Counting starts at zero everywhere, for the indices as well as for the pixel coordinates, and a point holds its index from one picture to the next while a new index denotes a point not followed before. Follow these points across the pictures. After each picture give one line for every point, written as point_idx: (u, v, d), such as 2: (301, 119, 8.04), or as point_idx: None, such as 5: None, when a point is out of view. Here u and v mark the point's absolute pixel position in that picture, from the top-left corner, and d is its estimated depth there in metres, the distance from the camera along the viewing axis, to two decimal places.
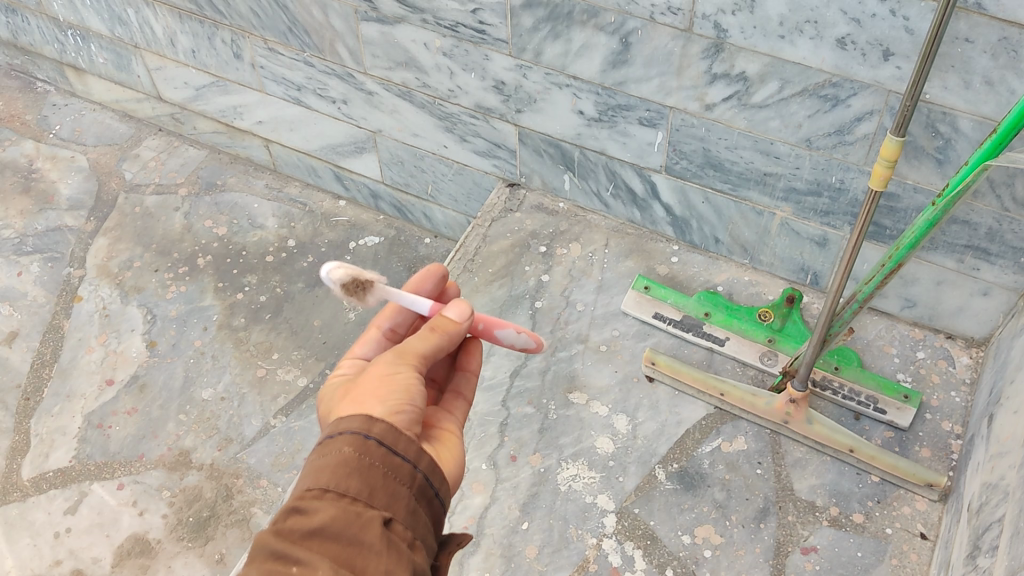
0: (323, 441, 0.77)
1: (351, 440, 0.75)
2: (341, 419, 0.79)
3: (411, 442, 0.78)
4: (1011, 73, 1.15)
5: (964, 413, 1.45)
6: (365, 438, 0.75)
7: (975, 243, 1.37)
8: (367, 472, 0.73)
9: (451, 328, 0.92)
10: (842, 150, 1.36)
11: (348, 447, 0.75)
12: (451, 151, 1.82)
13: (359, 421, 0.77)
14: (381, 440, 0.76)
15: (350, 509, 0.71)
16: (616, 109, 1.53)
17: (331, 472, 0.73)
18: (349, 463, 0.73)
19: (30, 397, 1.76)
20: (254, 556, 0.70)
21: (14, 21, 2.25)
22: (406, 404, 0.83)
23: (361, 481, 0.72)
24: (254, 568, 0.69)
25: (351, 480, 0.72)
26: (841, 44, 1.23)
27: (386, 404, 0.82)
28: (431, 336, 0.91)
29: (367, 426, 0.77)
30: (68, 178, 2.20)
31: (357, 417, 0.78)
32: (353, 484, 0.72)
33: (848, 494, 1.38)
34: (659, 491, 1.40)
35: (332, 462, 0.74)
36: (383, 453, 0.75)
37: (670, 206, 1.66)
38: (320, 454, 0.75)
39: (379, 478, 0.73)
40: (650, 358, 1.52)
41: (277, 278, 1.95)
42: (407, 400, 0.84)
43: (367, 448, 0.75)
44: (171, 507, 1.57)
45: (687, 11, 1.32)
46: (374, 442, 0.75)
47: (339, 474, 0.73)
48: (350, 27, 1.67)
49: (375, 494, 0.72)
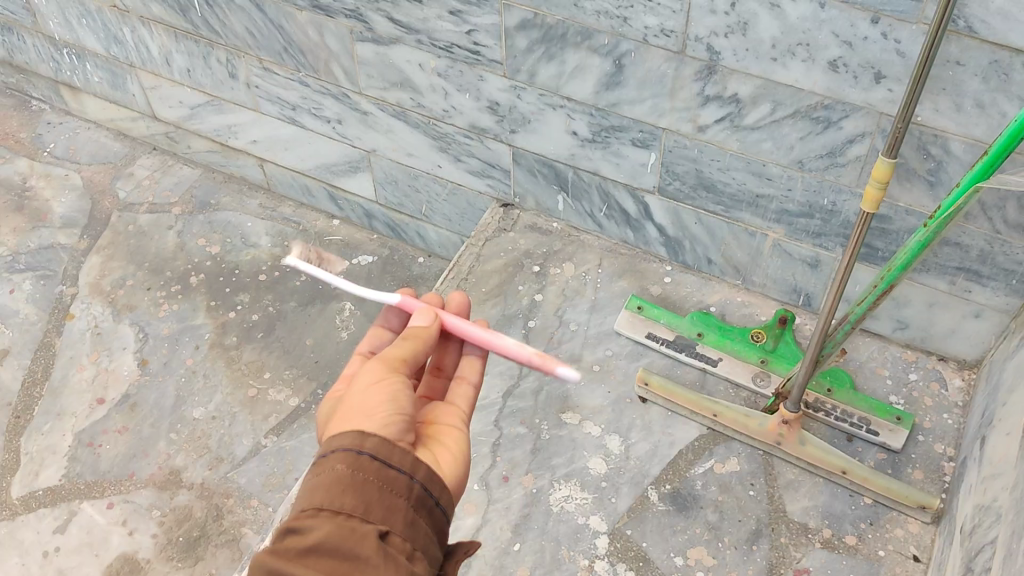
0: (316, 461, 0.77)
1: (344, 457, 0.75)
2: (333, 436, 0.79)
3: (406, 453, 0.77)
4: (1002, 96, 1.16)
5: (957, 435, 1.45)
6: (358, 454, 0.75)
7: (967, 265, 1.38)
8: (361, 487, 0.73)
9: (424, 334, 0.97)
10: (835, 172, 1.37)
11: (341, 464, 0.74)
12: (445, 171, 1.82)
13: (351, 438, 0.77)
14: (375, 454, 0.76)
15: (345, 524, 0.71)
16: (609, 130, 1.54)
17: (325, 490, 0.73)
18: (343, 479, 0.73)
19: (20, 415, 1.75)
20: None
21: (10, 40, 2.26)
22: (396, 413, 0.83)
23: (356, 497, 0.72)
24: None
25: (346, 496, 0.72)
26: (833, 67, 1.24)
27: (379, 416, 0.82)
28: (409, 342, 0.95)
29: (360, 442, 0.76)
30: (62, 196, 2.19)
31: (349, 433, 0.77)
32: (348, 500, 0.72)
33: (841, 516, 1.37)
34: (652, 512, 1.40)
35: (326, 480, 0.74)
36: (377, 467, 0.75)
37: (663, 226, 1.66)
38: (315, 473, 0.75)
39: (374, 492, 0.73)
40: (643, 378, 1.51)
41: (269, 297, 1.94)
42: (398, 411, 0.83)
43: (360, 463, 0.75)
44: (161, 527, 1.56)
45: (681, 33, 1.33)
46: (367, 456, 0.75)
47: (332, 491, 0.72)
48: (346, 47, 1.68)
49: (371, 508, 0.72)
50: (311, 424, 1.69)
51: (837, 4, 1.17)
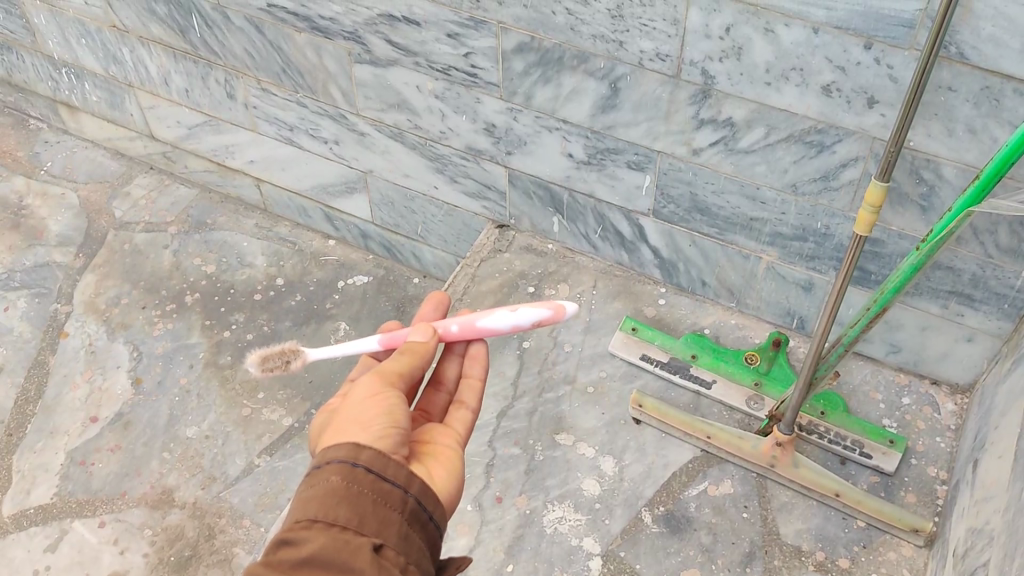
0: (310, 473, 0.77)
1: (339, 469, 0.75)
2: (328, 448, 0.79)
3: (401, 466, 0.78)
4: (993, 122, 1.17)
5: (950, 458, 1.46)
6: (352, 466, 0.75)
7: (960, 289, 1.39)
8: (355, 500, 0.73)
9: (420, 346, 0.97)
10: (828, 196, 1.38)
11: (335, 475, 0.75)
12: (441, 192, 1.83)
13: (346, 449, 0.77)
14: (369, 466, 0.76)
15: (339, 537, 0.71)
16: (604, 152, 1.55)
17: (319, 502, 0.73)
18: (338, 491, 0.73)
19: (13, 433, 1.75)
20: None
21: (9, 59, 2.27)
22: (391, 427, 0.83)
23: (349, 509, 0.72)
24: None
25: (340, 509, 0.72)
26: (827, 92, 1.26)
27: (374, 429, 0.82)
28: (405, 357, 0.94)
29: (354, 454, 0.77)
30: (59, 214, 2.19)
31: (343, 446, 0.78)
32: (342, 513, 0.72)
33: (834, 539, 1.38)
34: (646, 534, 1.40)
35: (320, 493, 0.74)
36: (371, 479, 0.75)
37: (658, 248, 1.67)
38: (308, 486, 0.75)
39: (369, 504, 0.73)
40: (637, 400, 1.52)
41: (264, 316, 1.94)
42: (393, 424, 0.84)
43: (355, 475, 0.75)
44: (153, 546, 1.56)
45: (676, 57, 1.34)
46: (362, 469, 0.75)
47: (327, 504, 0.72)
48: (344, 68, 1.69)
49: (365, 521, 0.72)
50: (304, 444, 1.69)
51: (830, 30, 1.19)
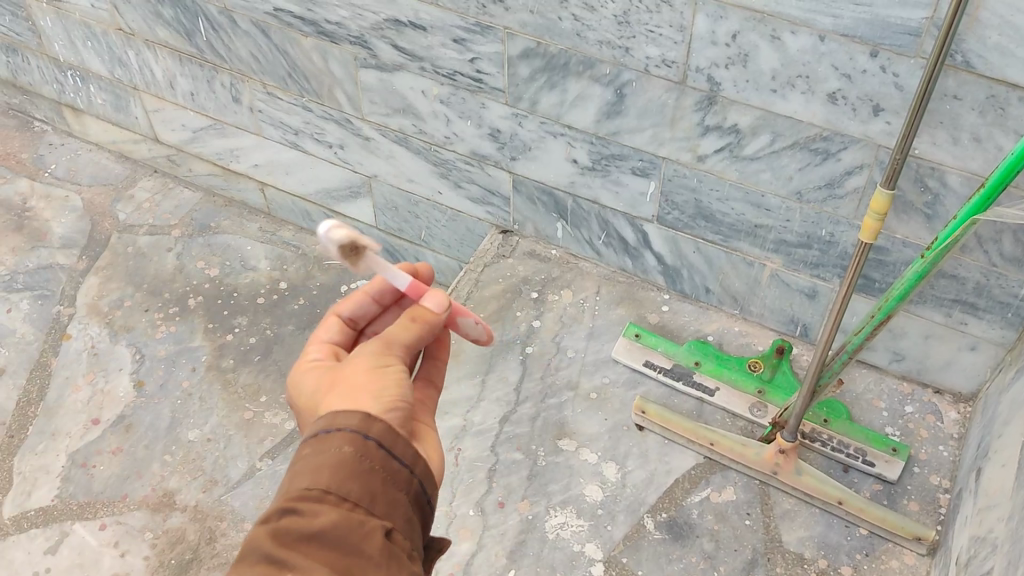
0: (317, 434, 0.75)
1: (351, 439, 0.74)
2: (337, 412, 0.77)
3: (408, 444, 0.77)
4: (999, 130, 1.18)
5: (953, 467, 1.46)
6: (365, 438, 0.74)
7: (963, 297, 1.39)
8: (367, 477, 0.72)
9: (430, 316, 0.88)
10: (833, 204, 1.38)
11: (348, 446, 0.73)
12: (446, 197, 1.83)
13: (358, 420, 0.75)
14: (380, 441, 0.75)
15: (351, 516, 0.70)
16: (609, 158, 1.55)
17: (331, 473, 0.72)
18: (350, 465, 0.72)
19: (14, 434, 1.74)
20: (248, 556, 0.70)
21: (15, 61, 2.27)
22: (397, 402, 0.80)
23: (361, 487, 0.72)
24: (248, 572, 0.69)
25: (353, 485, 0.71)
26: (832, 99, 1.26)
27: (381, 401, 0.80)
28: (413, 326, 0.87)
29: (365, 426, 0.75)
30: (62, 217, 2.19)
31: (354, 414, 0.76)
32: (354, 490, 0.71)
33: (836, 547, 1.37)
34: (648, 541, 1.39)
35: (331, 462, 0.72)
36: (382, 456, 0.74)
37: (661, 255, 1.67)
38: (317, 450, 0.74)
39: (379, 484, 0.73)
40: (639, 407, 1.52)
41: (267, 320, 1.94)
42: (399, 399, 0.81)
43: (367, 449, 0.74)
44: (153, 549, 1.56)
45: (681, 64, 1.34)
46: (373, 443, 0.74)
47: (340, 477, 0.71)
48: (349, 73, 1.69)
49: (375, 501, 0.72)
50: None
51: (837, 37, 1.19)
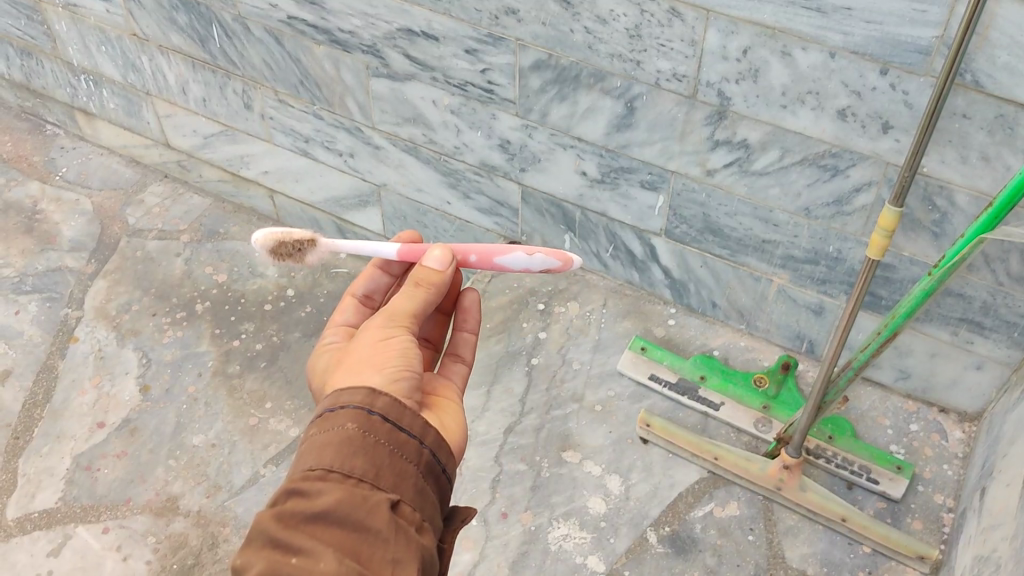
0: (322, 414, 0.76)
1: (354, 416, 0.74)
2: (341, 391, 0.78)
3: (415, 416, 0.77)
4: (1007, 150, 1.18)
5: (957, 486, 1.46)
6: (368, 414, 0.75)
7: (970, 316, 1.38)
8: (371, 450, 0.73)
9: (436, 278, 0.90)
10: (840, 221, 1.38)
11: (351, 423, 0.74)
12: (454, 207, 1.84)
13: (361, 396, 0.76)
14: (385, 415, 0.75)
15: (356, 491, 0.70)
16: (617, 171, 1.55)
17: (335, 450, 0.72)
18: (354, 440, 0.73)
19: (19, 436, 1.75)
20: (254, 541, 0.70)
21: (29, 65, 2.29)
22: (404, 370, 0.83)
23: (366, 461, 0.72)
24: (253, 556, 0.69)
25: (356, 460, 0.72)
26: (842, 116, 1.26)
27: (386, 372, 0.82)
28: (419, 291, 0.90)
29: (370, 401, 0.76)
30: (72, 220, 2.20)
31: (358, 391, 0.77)
32: (358, 465, 0.71)
33: (839, 564, 1.37)
34: (650, 554, 1.39)
35: (334, 439, 0.73)
36: (387, 429, 0.74)
37: (669, 268, 1.67)
38: (321, 430, 0.74)
39: (385, 456, 0.73)
40: (645, 420, 1.51)
41: (274, 327, 1.94)
42: (407, 367, 0.84)
43: (371, 424, 0.74)
44: (155, 554, 1.56)
45: (692, 78, 1.35)
46: (378, 417, 0.75)
47: (343, 453, 0.72)
48: (361, 81, 1.70)
49: (381, 475, 0.72)
50: None
51: (847, 54, 1.19)
